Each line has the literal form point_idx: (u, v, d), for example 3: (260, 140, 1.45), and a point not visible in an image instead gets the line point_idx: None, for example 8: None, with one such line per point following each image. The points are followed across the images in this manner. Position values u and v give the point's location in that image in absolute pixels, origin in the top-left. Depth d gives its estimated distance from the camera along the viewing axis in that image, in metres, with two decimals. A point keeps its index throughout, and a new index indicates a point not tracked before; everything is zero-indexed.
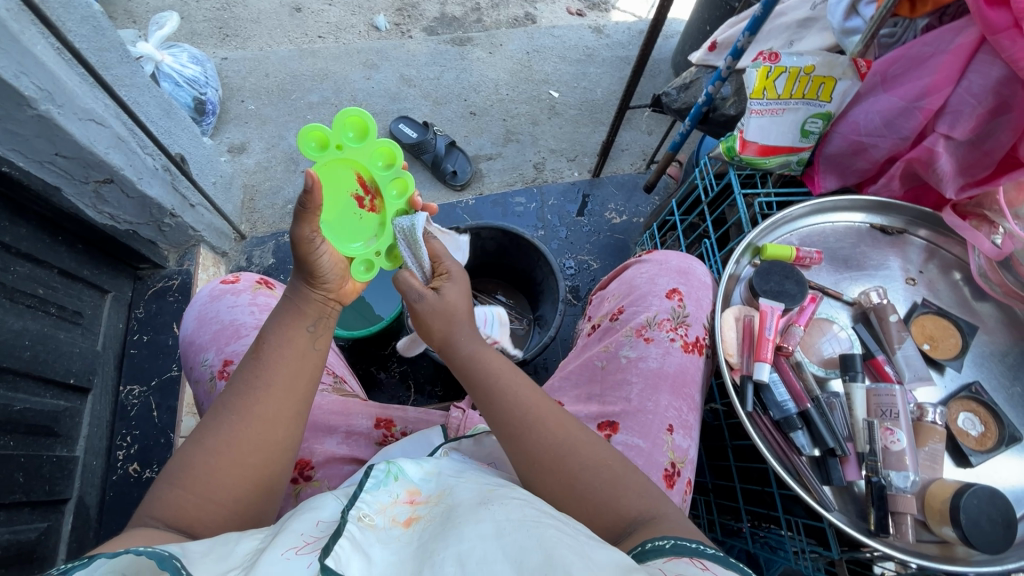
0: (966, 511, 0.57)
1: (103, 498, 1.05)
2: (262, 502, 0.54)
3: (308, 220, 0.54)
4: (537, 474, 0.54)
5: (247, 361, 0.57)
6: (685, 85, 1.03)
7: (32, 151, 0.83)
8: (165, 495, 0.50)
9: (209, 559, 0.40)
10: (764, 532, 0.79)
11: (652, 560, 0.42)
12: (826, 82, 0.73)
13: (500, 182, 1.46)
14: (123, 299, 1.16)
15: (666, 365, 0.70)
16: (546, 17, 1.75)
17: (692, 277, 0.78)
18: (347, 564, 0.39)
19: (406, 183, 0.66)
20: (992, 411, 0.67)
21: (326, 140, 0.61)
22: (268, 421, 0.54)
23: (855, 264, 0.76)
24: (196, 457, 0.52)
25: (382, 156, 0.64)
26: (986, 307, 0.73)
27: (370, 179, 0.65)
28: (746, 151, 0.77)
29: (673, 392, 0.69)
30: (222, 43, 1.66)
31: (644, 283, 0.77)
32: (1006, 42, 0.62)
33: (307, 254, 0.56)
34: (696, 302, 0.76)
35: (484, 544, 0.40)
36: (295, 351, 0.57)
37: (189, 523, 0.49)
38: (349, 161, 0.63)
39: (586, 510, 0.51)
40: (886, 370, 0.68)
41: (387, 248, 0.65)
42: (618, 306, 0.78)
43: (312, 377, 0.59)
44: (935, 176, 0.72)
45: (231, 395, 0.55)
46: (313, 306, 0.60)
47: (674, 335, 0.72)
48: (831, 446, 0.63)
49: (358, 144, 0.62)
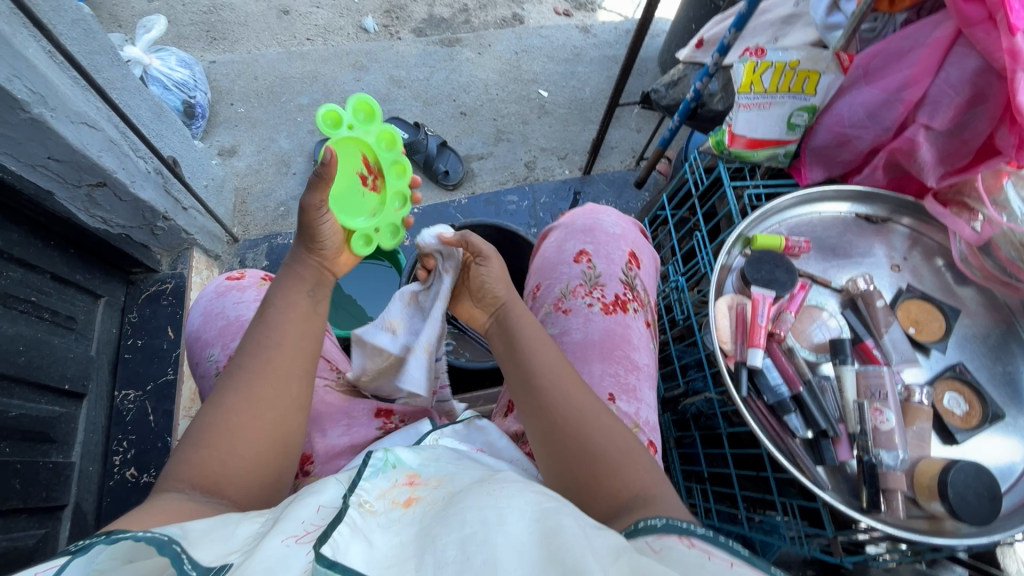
0: (953, 486, 0.60)
1: (101, 504, 1.04)
2: (282, 464, 0.54)
3: (320, 188, 0.57)
4: (553, 436, 0.55)
5: (250, 327, 0.58)
6: (673, 82, 1.06)
7: (25, 155, 0.83)
8: (189, 455, 0.50)
9: (209, 539, 0.41)
10: (760, 516, 0.83)
11: (642, 537, 0.42)
12: (810, 76, 0.75)
13: (492, 182, 1.48)
14: (116, 303, 1.15)
15: (588, 333, 0.72)
16: (533, 18, 1.77)
17: (598, 234, 0.80)
18: (345, 553, 0.38)
19: (405, 167, 0.68)
20: (975, 391, 0.70)
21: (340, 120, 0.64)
22: (282, 377, 0.55)
23: (842, 252, 0.78)
24: (216, 418, 0.52)
25: (385, 141, 0.67)
26: (967, 291, 0.76)
27: (374, 161, 0.67)
28: (735, 144, 0.79)
29: (603, 358, 0.70)
30: (210, 46, 1.66)
31: (553, 253, 0.80)
32: (981, 34, 0.65)
33: (312, 222, 0.59)
34: (606, 259, 0.78)
35: (488, 528, 0.40)
36: (298, 313, 0.59)
37: (215, 481, 0.49)
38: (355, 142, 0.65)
39: (584, 476, 0.52)
40: (874, 353, 0.71)
41: (386, 224, 0.67)
42: (537, 284, 0.81)
43: (317, 338, 0.60)
44: (915, 165, 0.75)
45: (241, 356, 0.56)
46: (310, 271, 0.62)
47: (591, 300, 0.74)
48: (824, 427, 0.65)
49: (366, 126, 0.65)
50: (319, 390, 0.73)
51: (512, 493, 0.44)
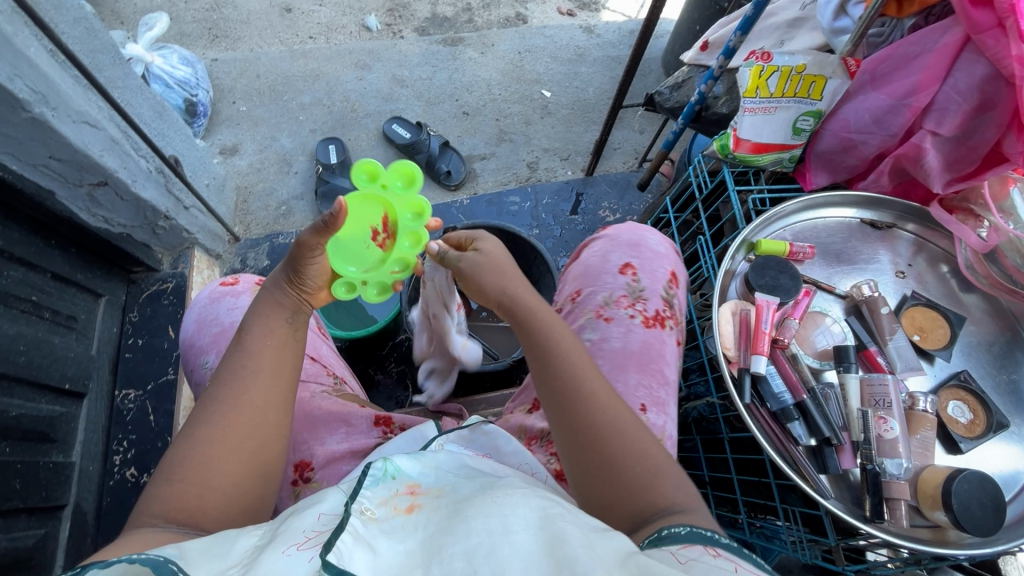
0: (957, 496, 0.59)
1: (100, 504, 1.04)
2: (261, 491, 0.55)
3: (321, 231, 0.57)
4: (579, 450, 0.54)
5: (228, 353, 0.58)
6: (677, 84, 1.05)
7: (26, 155, 0.82)
8: (163, 490, 0.50)
9: (207, 557, 0.41)
10: (761, 521, 0.82)
11: (668, 546, 0.42)
12: (816, 81, 0.74)
13: (494, 182, 1.48)
14: (117, 303, 1.14)
15: (629, 343, 0.72)
16: (537, 18, 1.76)
17: (643, 249, 0.80)
18: (349, 559, 0.39)
19: (422, 238, 0.66)
20: (980, 399, 0.69)
21: (376, 176, 0.66)
22: (259, 406, 0.55)
23: (846, 258, 0.78)
24: (192, 450, 0.52)
25: (413, 211, 0.66)
26: (972, 298, 0.75)
27: (393, 222, 0.67)
28: (740, 149, 0.78)
29: (639, 370, 0.70)
30: (212, 44, 1.65)
31: (596, 262, 0.80)
32: (990, 41, 0.64)
33: (303, 258, 0.59)
34: (650, 273, 0.78)
35: (492, 538, 0.40)
36: (277, 339, 0.59)
37: (191, 515, 0.49)
38: (383, 202, 0.67)
39: (615, 494, 0.51)
40: (878, 361, 0.70)
41: (375, 280, 0.64)
42: (576, 289, 0.80)
43: (294, 363, 0.60)
44: (922, 172, 0.74)
45: (215, 386, 0.56)
46: (289, 298, 0.61)
47: (633, 312, 0.74)
48: (827, 436, 0.65)
49: (401, 191, 0.66)
50: (314, 399, 0.73)
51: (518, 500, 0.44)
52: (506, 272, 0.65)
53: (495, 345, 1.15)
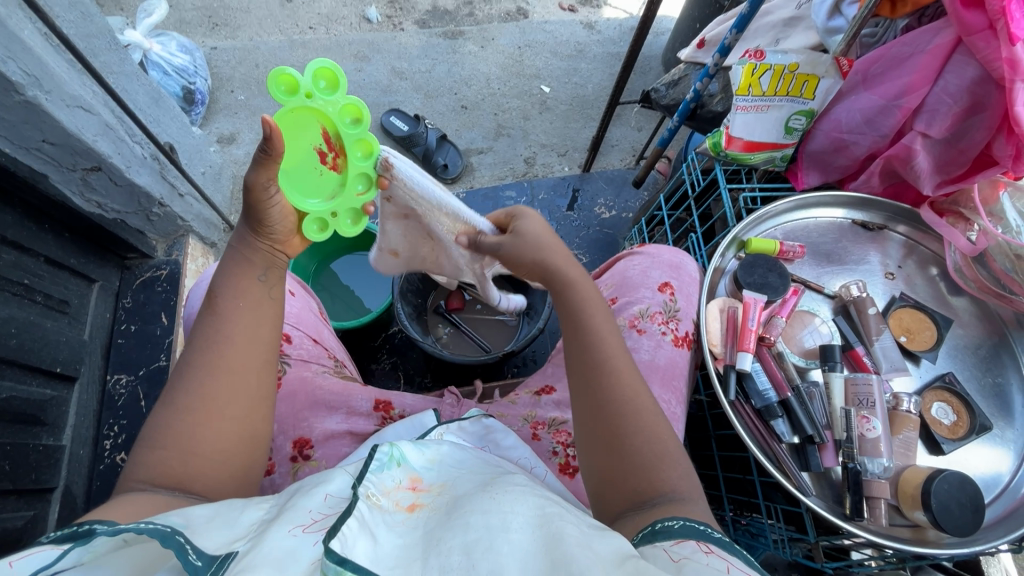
0: (936, 495, 0.60)
1: (90, 487, 1.05)
2: (249, 454, 0.55)
3: (268, 167, 0.52)
4: (593, 424, 0.54)
5: (201, 318, 0.57)
6: (674, 81, 1.05)
7: (19, 137, 0.82)
8: (147, 457, 0.50)
9: (211, 529, 0.41)
10: (747, 519, 0.82)
11: (661, 542, 0.42)
12: (809, 80, 0.74)
13: (491, 176, 1.48)
14: (111, 288, 1.15)
15: (657, 357, 0.73)
16: (538, 12, 1.75)
17: (682, 273, 0.81)
18: (353, 546, 0.38)
19: (372, 146, 0.58)
20: (964, 402, 0.69)
21: (296, 86, 0.53)
22: (238, 371, 0.55)
23: (836, 258, 0.78)
24: (174, 417, 0.52)
25: (350, 114, 0.56)
26: (961, 302, 0.75)
27: (335, 137, 0.56)
28: (731, 147, 0.79)
29: (662, 384, 0.71)
30: (211, 32, 1.65)
31: (636, 276, 0.80)
32: (981, 43, 0.64)
33: (259, 202, 0.55)
34: (686, 297, 0.79)
35: (492, 535, 0.40)
36: (251, 301, 0.58)
37: (177, 479, 0.50)
38: (316, 113, 0.55)
39: (618, 471, 0.51)
40: (864, 361, 0.70)
41: (344, 209, 0.59)
42: (612, 297, 0.81)
43: (273, 324, 0.59)
44: (912, 173, 0.74)
45: (191, 352, 0.55)
46: (260, 254, 0.59)
47: (665, 329, 0.75)
48: (810, 434, 0.65)
49: (329, 96, 0.54)
50: (317, 378, 0.73)
51: (514, 500, 0.44)
52: (557, 249, 0.67)
53: (487, 338, 1.15)
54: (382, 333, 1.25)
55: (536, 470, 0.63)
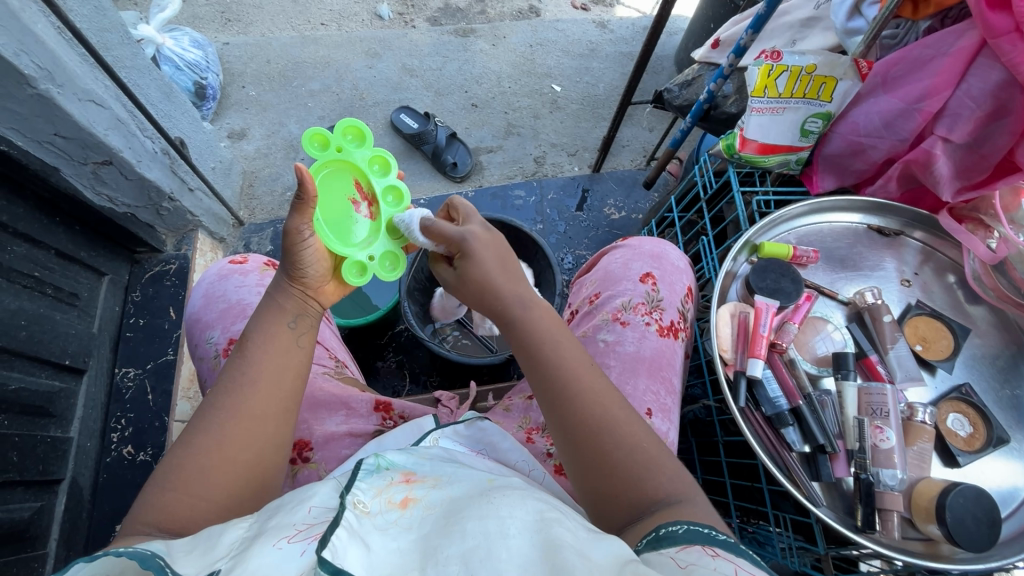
0: (951, 509, 0.58)
1: (97, 479, 1.05)
2: (256, 501, 0.54)
3: (305, 212, 0.58)
4: (572, 447, 0.53)
5: (231, 359, 0.58)
6: (687, 82, 1.03)
7: (31, 131, 0.83)
8: (155, 498, 0.49)
9: (193, 554, 0.41)
10: (753, 527, 0.81)
11: (666, 549, 0.41)
12: (827, 82, 0.73)
13: (500, 175, 1.47)
14: (120, 282, 1.15)
15: (641, 348, 0.71)
16: (550, 11, 1.74)
17: (665, 262, 0.80)
18: (344, 556, 0.38)
19: (401, 192, 0.68)
20: (981, 413, 0.68)
21: (328, 143, 0.66)
22: (258, 416, 0.55)
23: (850, 264, 0.76)
24: (189, 459, 0.52)
25: (377, 165, 0.69)
26: (979, 310, 0.74)
27: (367, 187, 0.68)
28: (746, 149, 0.77)
29: (649, 374, 0.70)
30: (223, 28, 1.66)
31: (618, 269, 0.79)
32: (1007, 46, 0.62)
33: (295, 245, 0.59)
34: (669, 286, 0.78)
35: (490, 541, 0.39)
36: (279, 347, 0.58)
37: (181, 524, 0.49)
38: (348, 167, 0.67)
39: (608, 488, 0.50)
40: (878, 369, 0.69)
41: (380, 253, 0.64)
42: (595, 292, 0.80)
43: (298, 373, 0.59)
44: (931, 179, 0.72)
45: (215, 394, 0.56)
46: (292, 300, 0.61)
47: (649, 319, 0.73)
48: (821, 443, 0.64)
49: (357, 149, 0.67)
50: (317, 379, 0.73)
51: (513, 502, 0.44)
52: (507, 269, 0.61)
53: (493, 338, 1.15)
54: (389, 331, 1.25)
55: (533, 473, 0.63)
